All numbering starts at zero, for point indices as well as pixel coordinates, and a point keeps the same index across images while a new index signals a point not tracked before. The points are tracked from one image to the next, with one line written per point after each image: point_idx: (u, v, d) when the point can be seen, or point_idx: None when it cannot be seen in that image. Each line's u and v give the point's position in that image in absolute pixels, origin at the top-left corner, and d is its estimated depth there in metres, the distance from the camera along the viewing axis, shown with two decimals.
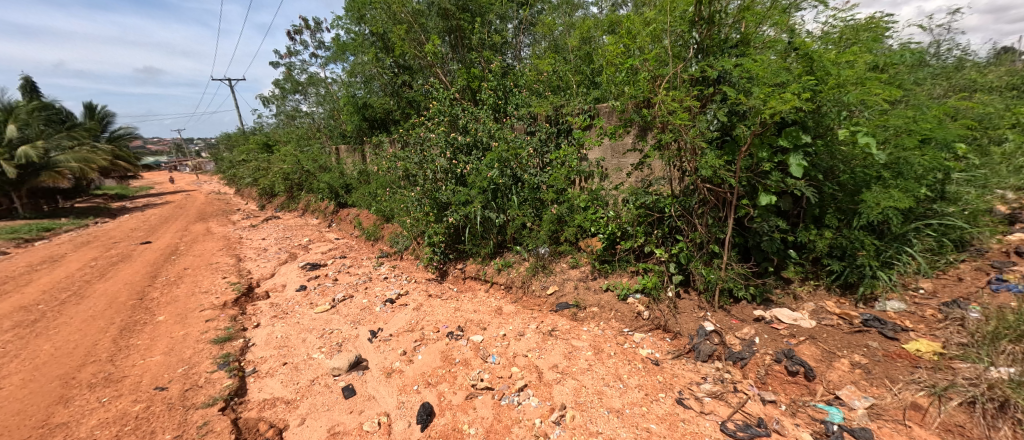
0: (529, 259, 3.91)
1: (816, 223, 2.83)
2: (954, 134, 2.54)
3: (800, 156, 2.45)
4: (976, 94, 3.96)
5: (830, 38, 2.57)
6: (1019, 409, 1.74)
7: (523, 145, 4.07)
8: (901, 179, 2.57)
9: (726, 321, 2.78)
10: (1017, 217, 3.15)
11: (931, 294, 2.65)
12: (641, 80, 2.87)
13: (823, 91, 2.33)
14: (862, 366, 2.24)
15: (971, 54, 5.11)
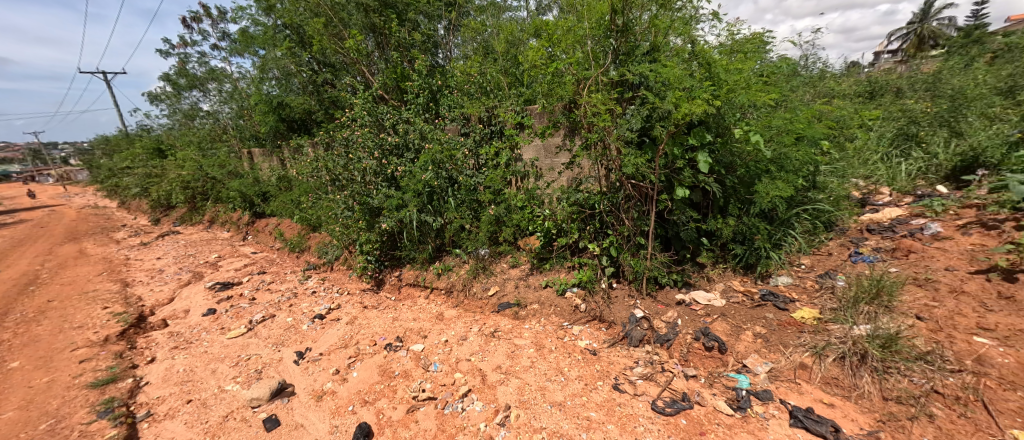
0: (470, 262, 3.87)
1: (722, 213, 3.20)
2: (819, 133, 3.05)
3: (706, 154, 2.75)
4: (834, 100, 4.81)
5: (725, 49, 2.93)
6: (874, 358, 2.16)
7: (457, 146, 4.02)
8: (783, 171, 3.01)
9: (653, 307, 3.02)
10: (868, 200, 3.89)
11: (811, 268, 3.14)
12: (566, 82, 3.01)
13: (721, 95, 2.63)
14: (762, 335, 2.59)
15: (829, 67, 6.19)
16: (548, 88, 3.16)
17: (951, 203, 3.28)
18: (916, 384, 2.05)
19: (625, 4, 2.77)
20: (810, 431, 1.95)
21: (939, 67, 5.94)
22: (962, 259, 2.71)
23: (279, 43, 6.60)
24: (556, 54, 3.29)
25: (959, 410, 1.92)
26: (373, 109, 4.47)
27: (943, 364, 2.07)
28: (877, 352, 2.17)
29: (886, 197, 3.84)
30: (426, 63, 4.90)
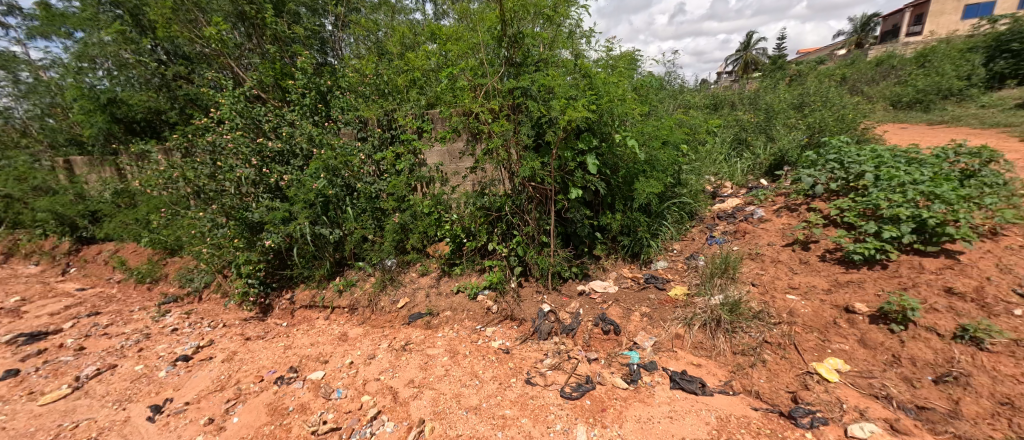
0: (375, 274, 3.67)
1: (611, 209, 3.59)
2: (679, 138, 3.63)
3: (593, 157, 3.05)
4: (690, 111, 5.81)
5: (604, 63, 3.29)
6: (727, 322, 2.66)
7: (354, 152, 3.80)
8: (655, 170, 3.50)
9: (558, 300, 3.24)
10: (717, 192, 4.71)
11: (681, 252, 3.73)
12: (464, 88, 3.05)
13: (602, 104, 2.95)
14: (648, 314, 2.98)
15: (686, 83, 7.46)
16: (446, 94, 3.15)
17: (770, 193, 4.21)
18: (755, 338, 2.59)
19: (515, 16, 2.91)
20: (686, 390, 2.31)
21: (758, 87, 7.61)
22: (778, 235, 3.51)
23: (108, 26, 5.32)
24: (453, 59, 3.30)
25: (781, 353, 2.48)
26: (246, 109, 3.89)
27: (770, 319, 2.65)
28: (728, 316, 2.67)
29: (729, 190, 4.72)
30: (311, 60, 4.46)
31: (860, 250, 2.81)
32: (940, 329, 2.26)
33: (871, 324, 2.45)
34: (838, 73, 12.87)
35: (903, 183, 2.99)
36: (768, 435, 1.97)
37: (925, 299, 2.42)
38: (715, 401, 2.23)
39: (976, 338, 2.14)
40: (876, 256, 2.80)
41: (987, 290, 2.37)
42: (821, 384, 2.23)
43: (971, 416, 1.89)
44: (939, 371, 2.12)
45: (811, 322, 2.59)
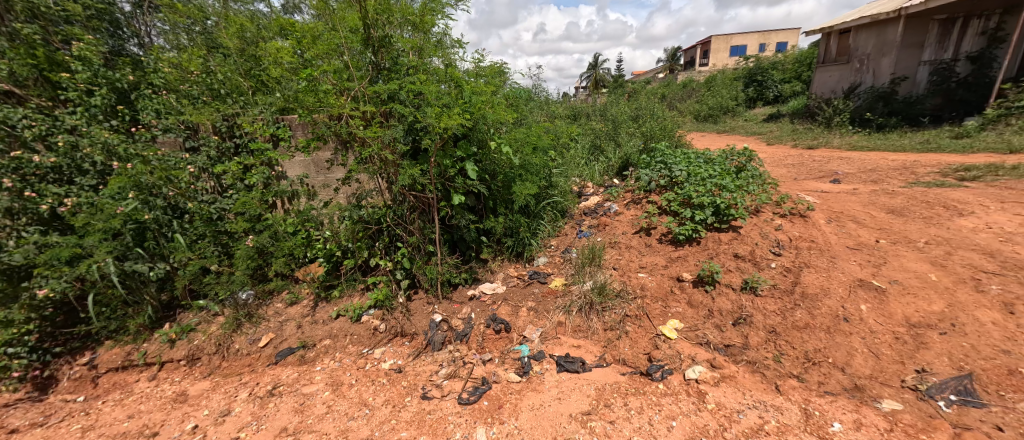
0: (225, 312, 3.04)
1: (493, 213, 3.72)
2: (547, 144, 4.00)
3: (472, 163, 3.15)
4: (556, 120, 6.48)
5: (475, 74, 3.43)
6: (597, 304, 3.04)
7: (180, 165, 3.10)
8: (528, 174, 3.76)
9: (449, 308, 3.21)
10: (582, 191, 5.31)
11: (558, 247, 4.10)
12: (326, 93, 2.77)
13: (475, 112, 3.03)
14: (533, 308, 3.20)
15: (550, 95, 8.27)
16: (304, 97, 2.82)
17: (621, 190, 4.96)
18: (618, 314, 3.02)
19: (379, 19, 2.77)
20: (571, 370, 2.56)
21: (605, 101, 8.94)
22: (629, 225, 4.17)
23: None
24: (310, 59, 2.96)
25: (639, 323, 2.95)
26: None
27: (629, 296, 3.15)
28: (597, 299, 3.05)
29: (591, 188, 5.39)
30: (100, 47, 3.42)
31: (683, 231, 3.54)
32: (734, 285, 3.02)
33: (694, 287, 3.13)
34: (659, 93, 16.00)
35: (704, 178, 3.89)
36: (634, 393, 2.33)
37: (724, 264, 3.21)
38: (593, 374, 2.53)
39: (753, 287, 2.94)
40: (693, 235, 3.57)
41: (757, 252, 3.27)
42: (666, 342, 2.73)
43: (757, 344, 2.59)
44: (737, 316, 2.82)
45: (657, 293, 3.17)
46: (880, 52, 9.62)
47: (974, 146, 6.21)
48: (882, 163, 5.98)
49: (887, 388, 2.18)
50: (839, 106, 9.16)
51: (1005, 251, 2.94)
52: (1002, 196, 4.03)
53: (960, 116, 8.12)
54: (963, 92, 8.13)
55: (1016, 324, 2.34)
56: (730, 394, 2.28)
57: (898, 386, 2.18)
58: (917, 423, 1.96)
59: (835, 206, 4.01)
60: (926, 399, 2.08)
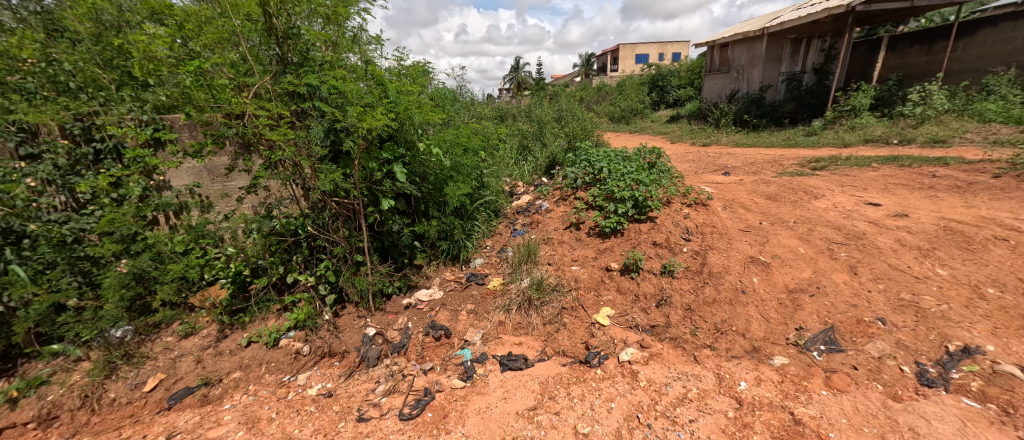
0: (93, 356, 2.52)
1: (426, 216, 3.54)
2: (477, 145, 3.92)
3: (401, 165, 2.93)
4: (481, 122, 6.43)
5: (398, 73, 3.22)
6: (534, 301, 3.00)
7: (11, 178, 2.44)
8: (460, 175, 3.65)
9: (383, 320, 2.98)
10: (513, 191, 5.28)
11: (494, 247, 4.04)
12: (221, 89, 2.39)
13: (401, 112, 2.82)
14: (473, 310, 3.09)
15: (475, 95, 8.21)
16: (191, 93, 2.40)
17: (550, 188, 5.01)
18: (555, 308, 3.01)
19: (284, 7, 2.45)
20: (514, 369, 2.49)
21: (530, 103, 9.11)
22: (560, 220, 4.21)
23: None
24: (200, 50, 2.54)
25: (575, 314, 2.96)
26: None
27: (564, 289, 3.17)
28: (533, 297, 3.02)
29: (522, 187, 5.40)
30: None
31: (608, 225, 3.64)
32: (651, 268, 3.17)
33: (622, 275, 3.22)
34: (579, 96, 16.52)
35: (624, 173, 4.06)
36: (576, 383, 2.31)
37: (645, 252, 3.34)
38: (536, 370, 2.47)
39: (671, 271, 3.10)
40: (617, 227, 3.70)
41: (672, 239, 3.44)
42: (601, 330, 2.76)
43: (678, 321, 2.72)
44: (658, 298, 2.94)
45: (590, 283, 3.22)
46: (750, 63, 10.77)
47: (821, 141, 7.34)
48: (758, 156, 6.79)
49: (775, 346, 2.40)
50: (724, 108, 10.34)
51: (847, 225, 3.43)
52: (841, 181, 4.79)
53: (809, 118, 9.40)
54: (811, 98, 9.46)
55: (860, 282, 2.74)
56: (658, 369, 2.36)
57: (783, 343, 2.41)
58: (799, 372, 2.20)
59: (727, 194, 4.41)
60: (805, 351, 2.33)
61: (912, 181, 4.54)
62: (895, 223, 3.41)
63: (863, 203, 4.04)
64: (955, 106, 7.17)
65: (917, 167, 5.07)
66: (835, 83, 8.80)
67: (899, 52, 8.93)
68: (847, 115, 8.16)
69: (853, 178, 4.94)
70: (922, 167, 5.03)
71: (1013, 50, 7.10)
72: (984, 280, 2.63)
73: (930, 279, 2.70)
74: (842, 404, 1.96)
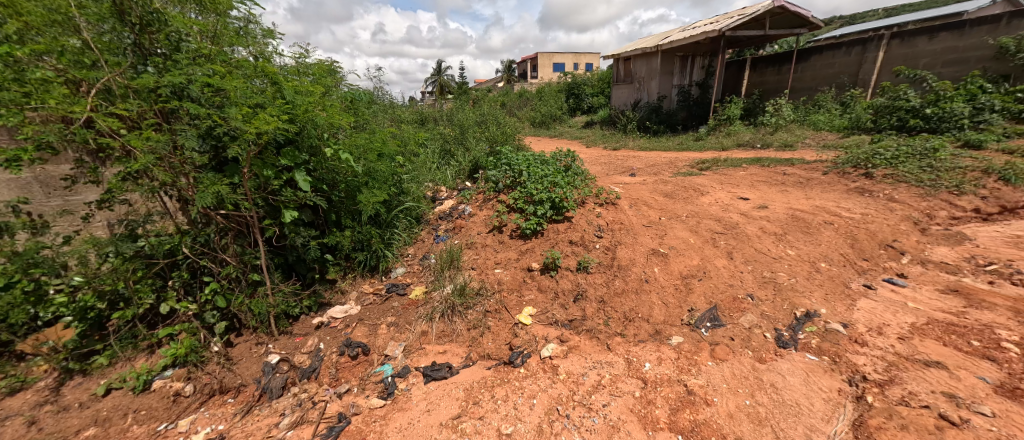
0: None
1: (337, 226, 3.29)
2: (393, 150, 3.75)
3: (303, 173, 2.71)
4: (400, 126, 6.22)
5: (295, 70, 2.97)
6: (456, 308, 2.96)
7: None
8: (375, 181, 3.44)
9: (289, 345, 2.70)
10: (436, 196, 5.16)
11: (416, 255, 3.91)
12: (54, 84, 1.97)
13: (299, 115, 2.59)
14: (393, 323, 2.95)
15: (393, 98, 7.93)
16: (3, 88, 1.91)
17: (474, 192, 5.00)
18: (478, 311, 3.01)
19: None
20: (438, 379, 2.41)
21: (451, 107, 9.07)
22: (483, 224, 4.22)
23: None
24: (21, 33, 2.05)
25: (499, 316, 2.99)
26: None
27: (488, 292, 3.18)
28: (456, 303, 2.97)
29: (445, 193, 5.30)
30: None
31: (529, 226, 3.73)
32: (568, 265, 3.33)
33: (542, 274, 3.33)
34: (499, 101, 16.82)
35: (542, 176, 4.21)
36: (500, 384, 2.33)
37: (563, 250, 3.51)
38: (461, 377, 2.44)
39: (586, 267, 3.28)
40: (537, 228, 3.82)
41: (586, 237, 3.65)
42: (524, 329, 2.83)
43: (593, 313, 2.89)
44: (576, 293, 3.10)
45: (513, 285, 3.28)
46: (649, 76, 11.95)
47: (706, 145, 8.47)
48: (659, 159, 7.60)
49: (674, 327, 2.69)
50: (629, 116, 11.36)
51: (725, 217, 3.99)
52: (721, 180, 5.57)
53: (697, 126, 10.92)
54: (698, 108, 10.97)
55: (736, 265, 3.20)
56: (576, 361, 2.49)
57: (680, 324, 2.71)
58: (692, 348, 2.48)
59: (633, 193, 4.84)
60: (694, 329, 2.65)
61: (770, 178, 5.45)
62: (760, 214, 4.05)
63: (737, 197, 4.73)
64: (798, 117, 8.79)
65: (773, 166, 6.10)
66: (714, 97, 10.30)
67: (758, 71, 10.66)
68: (724, 123, 9.50)
69: (729, 176, 5.77)
70: (777, 166, 6.07)
71: (833, 74, 8.93)
72: (819, 257, 3.29)
73: (784, 258, 3.25)
74: (724, 372, 2.26)
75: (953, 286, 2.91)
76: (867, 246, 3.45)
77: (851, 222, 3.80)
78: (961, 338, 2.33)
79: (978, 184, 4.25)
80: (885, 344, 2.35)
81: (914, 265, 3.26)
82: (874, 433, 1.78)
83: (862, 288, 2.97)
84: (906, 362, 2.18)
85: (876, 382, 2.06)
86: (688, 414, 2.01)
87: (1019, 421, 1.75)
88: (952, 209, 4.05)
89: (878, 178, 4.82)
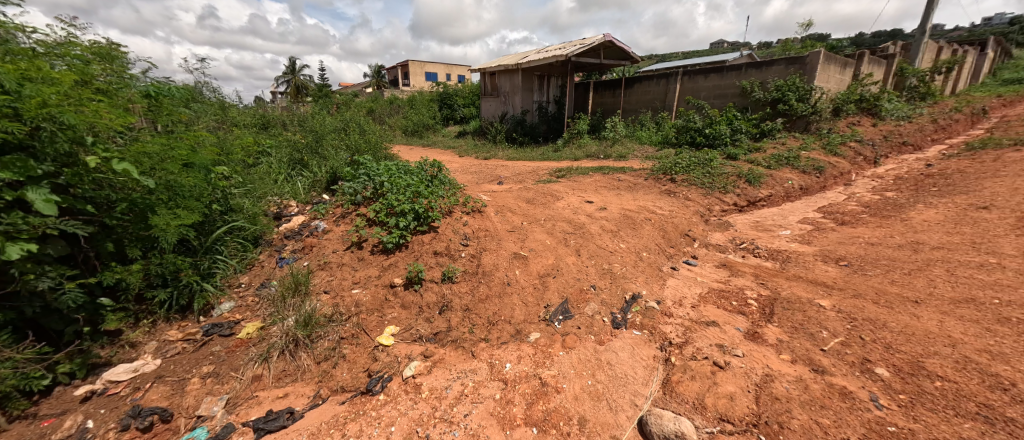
0: None
1: (121, 259, 2.53)
2: (206, 161, 3.03)
3: (44, 190, 1.95)
4: (231, 130, 5.21)
5: (28, 52, 2.19)
6: (301, 340, 2.58)
7: None
8: (181, 199, 2.75)
9: (34, 431, 1.94)
10: (282, 213, 4.45)
11: (250, 285, 3.28)
12: None
13: (29, 111, 1.89)
14: (211, 373, 2.42)
15: (223, 96, 6.64)
16: None
17: (330, 206, 4.46)
18: (331, 340, 2.68)
19: None
20: (274, 430, 2.05)
21: (304, 110, 8.07)
22: (338, 242, 3.76)
23: None
24: None
25: (356, 342, 2.71)
26: None
27: (341, 317, 2.86)
28: (301, 334, 2.58)
29: (295, 208, 4.58)
30: None
31: (390, 240, 3.45)
32: (434, 277, 3.21)
33: (405, 290, 3.14)
34: (364, 106, 15.78)
35: (405, 187, 3.98)
36: (354, 419, 2.12)
37: (427, 262, 3.37)
38: (304, 421, 2.12)
39: (451, 277, 3.22)
40: (401, 241, 3.55)
41: (451, 246, 3.59)
42: (384, 352, 2.63)
43: (458, 323, 2.87)
44: (441, 306, 3.02)
45: (372, 305, 3.01)
46: (511, 91, 12.75)
47: (562, 155, 9.46)
48: (522, 168, 8.17)
49: (534, 325, 2.87)
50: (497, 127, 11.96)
51: (575, 219, 4.47)
52: (574, 186, 6.28)
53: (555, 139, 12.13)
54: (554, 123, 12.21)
55: (583, 261, 3.60)
56: (440, 375, 2.43)
57: (539, 321, 2.90)
58: (547, 342, 2.69)
59: (499, 201, 5.05)
60: (549, 323, 2.87)
61: (610, 184, 6.38)
62: (600, 215, 4.67)
63: (585, 201, 5.38)
64: (627, 133, 10.55)
65: (611, 174, 7.17)
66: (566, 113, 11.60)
67: (597, 93, 12.41)
68: (575, 136, 10.79)
69: (580, 183, 6.54)
70: (614, 174, 7.16)
71: (649, 99, 10.93)
72: (642, 248, 3.96)
73: (618, 252, 3.81)
74: (572, 359, 2.50)
75: (723, 262, 3.85)
76: (674, 237, 4.31)
77: (663, 217, 4.69)
78: (728, 301, 3.09)
79: (735, 185, 5.77)
80: (684, 313, 2.95)
81: (701, 248, 4.22)
82: (675, 388, 2.22)
83: (670, 270, 3.68)
84: (696, 325, 2.78)
85: (677, 344, 2.57)
86: (541, 405, 2.16)
87: (757, 356, 2.40)
88: (722, 203, 5.42)
89: (679, 181, 6.09)
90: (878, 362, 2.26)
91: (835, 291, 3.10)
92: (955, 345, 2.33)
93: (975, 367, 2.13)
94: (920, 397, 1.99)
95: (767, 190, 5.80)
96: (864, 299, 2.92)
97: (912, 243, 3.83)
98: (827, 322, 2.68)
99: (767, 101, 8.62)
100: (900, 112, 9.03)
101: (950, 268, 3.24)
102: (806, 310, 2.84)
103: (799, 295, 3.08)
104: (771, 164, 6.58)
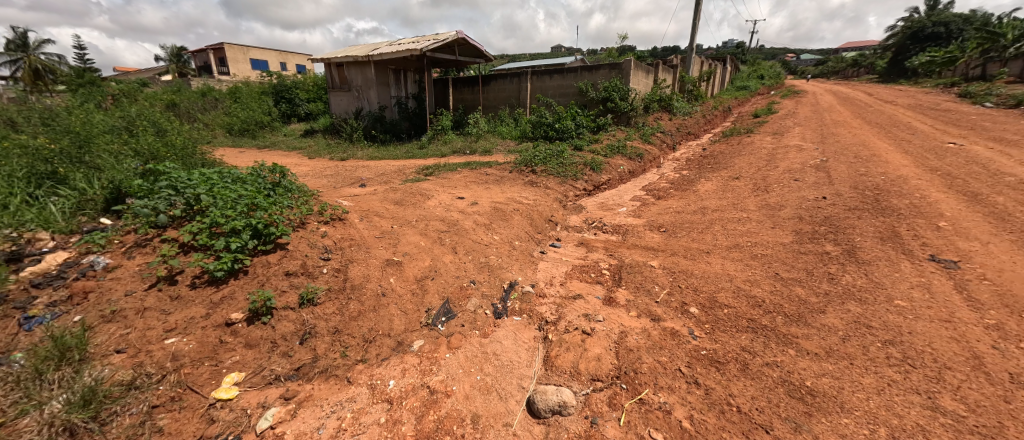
0: None
1: None
2: None
3: None
4: None
5: None
6: (79, 427, 1.86)
7: None
8: None
9: None
10: (24, 252, 3.09)
11: None
12: None
13: None
14: None
15: None
16: None
17: (114, 235, 3.30)
18: (134, 414, 2.01)
19: None
20: None
21: (57, 105, 5.83)
22: (135, 280, 2.78)
23: None
24: None
25: (178, 405, 2.09)
26: None
27: (149, 380, 2.15)
28: (76, 418, 1.87)
29: (49, 244, 3.24)
30: None
31: (220, 266, 2.70)
32: (290, 303, 2.67)
33: (250, 325, 2.53)
34: (166, 99, 12.44)
35: (234, 199, 3.18)
36: None
37: (278, 286, 2.79)
38: None
39: (311, 299, 2.74)
40: (236, 265, 2.83)
41: (309, 263, 3.06)
42: (223, 408, 2.10)
43: (326, 350, 2.47)
44: (302, 334, 2.55)
45: (200, 353, 2.34)
46: (364, 85, 11.71)
47: (429, 152, 9.16)
48: (386, 167, 7.61)
49: (414, 333, 2.66)
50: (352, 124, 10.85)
51: (448, 217, 4.35)
52: (443, 183, 6.11)
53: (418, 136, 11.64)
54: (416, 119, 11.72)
55: (460, 258, 3.51)
56: (308, 415, 2.05)
57: (420, 329, 2.71)
58: (431, 347, 2.53)
59: (362, 205, 4.57)
60: (432, 327, 2.71)
61: (479, 178, 6.44)
62: (472, 210, 4.65)
63: (455, 197, 5.30)
64: (489, 128, 10.85)
65: (478, 168, 7.25)
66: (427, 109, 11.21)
67: (456, 89, 12.41)
68: (440, 133, 10.59)
69: (448, 179, 6.40)
70: (481, 168, 7.24)
71: (506, 96, 11.42)
72: (514, 237, 4.09)
73: (492, 244, 3.84)
74: (459, 360, 2.40)
75: (581, 241, 4.26)
76: (540, 224, 4.58)
77: (529, 206, 4.94)
78: (592, 274, 3.42)
79: (582, 173, 6.48)
80: (555, 292, 3.14)
81: (563, 231, 4.60)
82: (555, 361, 2.33)
83: (540, 254, 3.90)
84: (567, 301, 2.98)
85: (552, 322, 2.71)
86: (432, 415, 2.01)
87: (614, 318, 2.70)
88: (574, 189, 6.01)
89: (539, 172, 6.52)
90: (691, 303, 2.80)
91: (660, 252, 3.74)
92: (731, 279, 3.06)
93: (743, 292, 2.85)
94: (716, 323, 2.54)
95: (607, 175, 6.69)
96: (678, 256, 3.59)
97: (702, 207, 4.91)
98: (656, 278, 3.21)
99: (599, 99, 9.96)
100: (684, 109, 11.60)
101: (724, 224, 4.25)
102: (642, 271, 3.35)
103: (637, 260, 3.62)
104: (607, 153, 7.61)
